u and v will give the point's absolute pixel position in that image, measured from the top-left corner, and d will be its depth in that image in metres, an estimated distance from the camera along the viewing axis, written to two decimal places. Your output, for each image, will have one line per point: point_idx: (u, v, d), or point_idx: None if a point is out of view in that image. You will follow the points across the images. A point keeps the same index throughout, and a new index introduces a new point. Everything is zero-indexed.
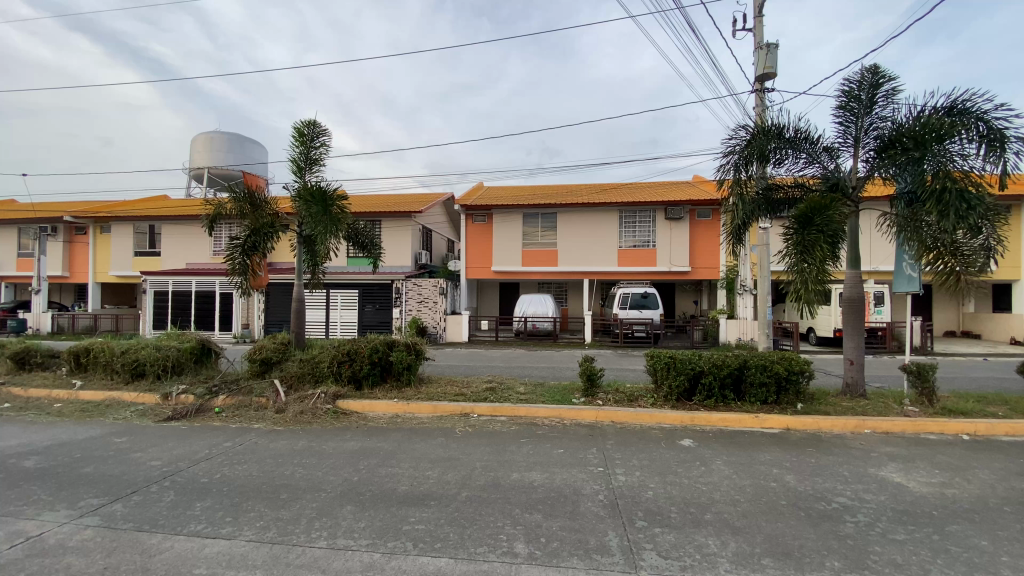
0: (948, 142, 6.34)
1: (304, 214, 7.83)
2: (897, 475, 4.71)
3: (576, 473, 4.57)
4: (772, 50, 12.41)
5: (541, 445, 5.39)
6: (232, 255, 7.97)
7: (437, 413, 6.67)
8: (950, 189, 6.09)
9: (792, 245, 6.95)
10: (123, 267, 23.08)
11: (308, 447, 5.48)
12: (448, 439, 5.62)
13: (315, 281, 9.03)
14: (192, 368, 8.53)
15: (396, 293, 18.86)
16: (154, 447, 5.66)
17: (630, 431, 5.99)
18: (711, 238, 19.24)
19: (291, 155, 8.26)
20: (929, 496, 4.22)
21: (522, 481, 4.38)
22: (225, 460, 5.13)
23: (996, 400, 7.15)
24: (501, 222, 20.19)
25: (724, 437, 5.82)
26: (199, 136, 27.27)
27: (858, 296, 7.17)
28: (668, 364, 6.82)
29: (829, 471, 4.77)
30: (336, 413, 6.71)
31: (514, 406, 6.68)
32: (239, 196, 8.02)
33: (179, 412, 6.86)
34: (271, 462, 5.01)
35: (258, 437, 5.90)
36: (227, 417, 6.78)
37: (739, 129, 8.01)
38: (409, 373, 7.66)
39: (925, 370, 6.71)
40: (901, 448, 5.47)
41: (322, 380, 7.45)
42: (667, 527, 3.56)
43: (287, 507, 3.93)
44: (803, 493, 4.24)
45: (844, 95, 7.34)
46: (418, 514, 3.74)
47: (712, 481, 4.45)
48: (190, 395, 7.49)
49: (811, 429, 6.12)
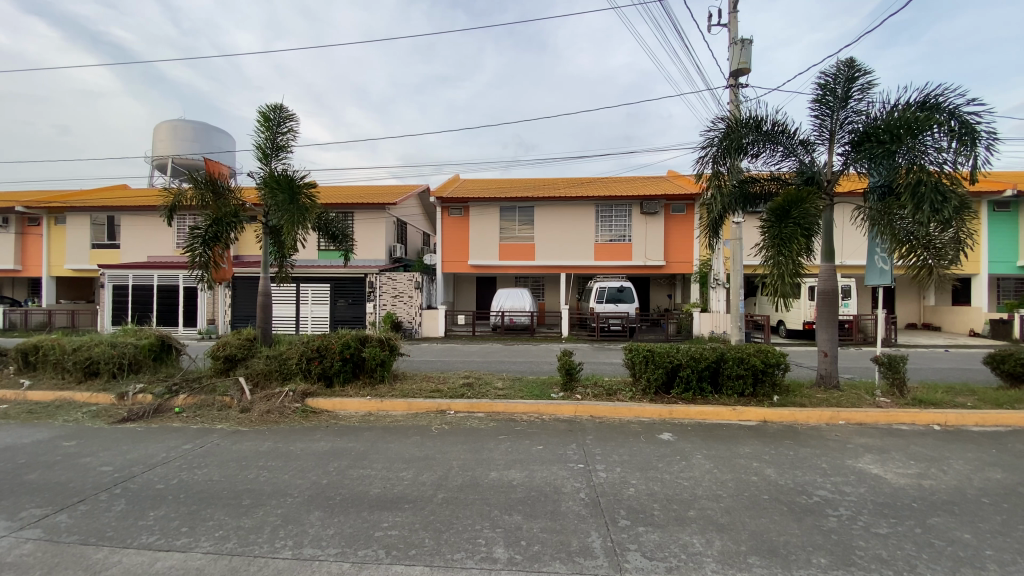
0: (922, 135, 6.38)
1: (270, 203, 7.44)
2: (874, 467, 4.73)
3: (557, 470, 4.43)
4: (746, 46, 12.50)
5: (520, 442, 5.24)
6: (192, 245, 7.48)
7: (412, 411, 6.46)
8: (925, 182, 6.18)
9: (768, 238, 6.93)
10: (79, 260, 21.93)
11: (274, 448, 5.19)
12: (424, 437, 5.42)
13: (283, 274, 8.66)
14: (150, 366, 8.06)
15: (370, 287, 18.44)
16: (106, 451, 5.28)
17: (610, 425, 5.90)
18: (685, 232, 19.45)
19: (256, 142, 7.87)
20: (908, 488, 4.25)
21: (501, 481, 4.21)
22: (183, 464, 4.81)
23: (964, 391, 7.34)
24: (477, 215, 19.92)
25: (703, 431, 5.76)
26: (162, 123, 26.12)
27: (831, 288, 7.20)
28: (647, 357, 6.78)
29: (809, 464, 4.76)
30: (305, 411, 6.42)
31: (491, 402, 6.50)
32: (200, 183, 7.60)
33: (135, 413, 6.45)
34: (234, 466, 4.72)
35: (221, 439, 5.57)
36: (188, 417, 6.40)
37: (717, 122, 7.97)
38: (383, 370, 7.38)
39: (895, 361, 6.84)
40: (875, 439, 5.53)
41: (290, 377, 7.15)
42: (651, 526, 3.45)
43: (249, 515, 3.67)
44: (784, 486, 4.20)
45: (821, 89, 7.33)
46: (392, 518, 3.54)
47: (694, 476, 4.37)
48: (149, 395, 7.08)
49: (787, 421, 6.14)
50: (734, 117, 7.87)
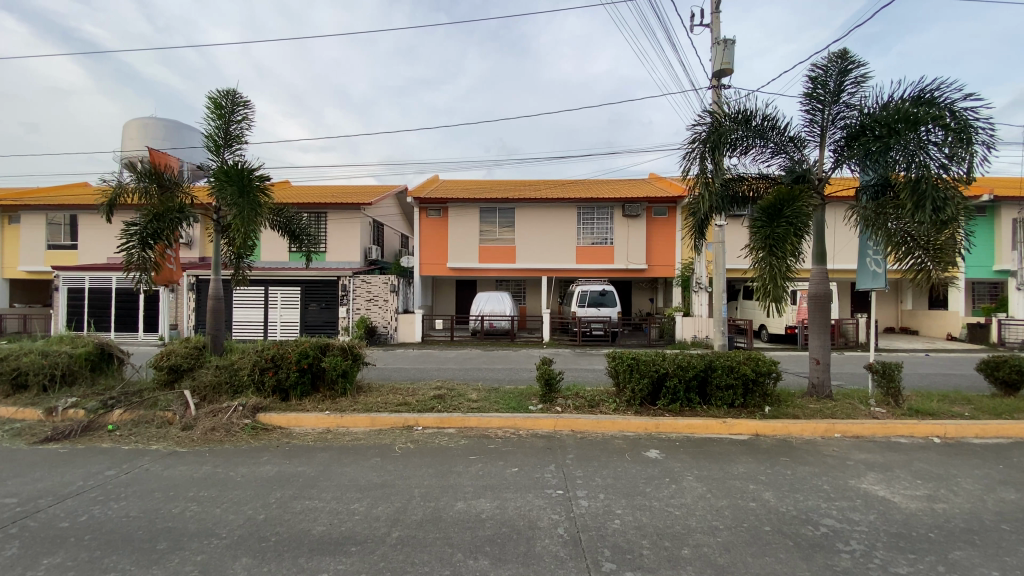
0: (922, 130, 6.03)
1: (220, 196, 6.76)
2: (880, 488, 4.35)
3: (532, 499, 3.90)
4: (730, 46, 12.21)
5: (492, 463, 4.70)
6: (128, 244, 6.72)
7: (375, 427, 5.87)
8: (925, 180, 5.83)
9: (759, 238, 6.49)
10: (33, 262, 20.65)
11: (211, 474, 4.55)
12: (385, 459, 4.83)
13: (239, 277, 8.00)
14: (88, 378, 7.26)
15: (343, 290, 17.66)
16: (12, 480, 4.55)
17: (592, 442, 5.39)
18: (667, 235, 19.19)
19: (207, 130, 7.26)
20: (921, 515, 3.86)
21: (468, 513, 3.67)
22: (100, 496, 4.14)
23: (959, 400, 7.04)
24: (456, 216, 19.34)
25: (693, 447, 5.30)
26: (131, 120, 25.12)
27: (824, 293, 6.80)
28: (631, 366, 6.30)
29: (810, 485, 4.32)
30: (255, 428, 5.77)
31: (463, 416, 5.94)
32: (143, 175, 6.96)
33: (60, 432, 5.70)
34: (158, 497, 4.06)
35: (151, 463, 4.89)
36: (120, 436, 5.68)
37: (703, 116, 7.53)
38: (344, 381, 6.75)
39: (890, 369, 6.49)
40: (877, 455, 5.14)
41: (242, 391, 6.50)
42: (641, 571, 2.94)
43: (161, 564, 3.06)
44: (786, 514, 3.74)
45: (812, 82, 6.98)
46: (334, 566, 2.98)
47: (685, 503, 3.89)
48: (80, 410, 6.31)
49: (780, 434, 5.72)
50: (722, 111, 7.46)
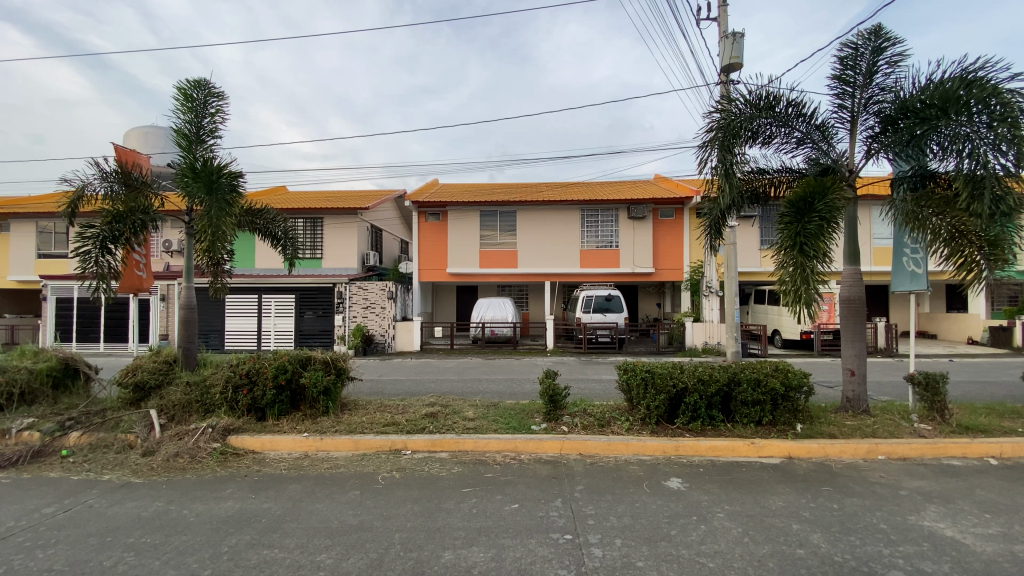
0: (973, 115, 5.36)
1: (189, 194, 6.18)
2: (946, 527, 3.67)
3: (536, 547, 3.24)
4: (738, 39, 11.62)
5: (488, 498, 4.03)
6: (85, 248, 6.13)
7: (359, 451, 5.24)
8: (984, 175, 5.19)
9: (786, 235, 5.83)
10: (22, 271, 20.14)
11: (162, 513, 3.91)
12: (365, 493, 4.18)
13: (218, 286, 7.50)
14: (49, 397, 6.62)
15: (339, 297, 17.07)
16: None
17: (602, 468, 4.72)
18: (675, 238, 18.52)
19: (178, 124, 6.74)
20: (1004, 561, 3.19)
21: (457, 566, 3.02)
22: (27, 542, 3.50)
23: (1008, 413, 6.31)
24: (456, 220, 18.74)
25: (719, 474, 4.63)
26: (131, 131, 24.81)
27: (857, 296, 6.14)
28: (645, 380, 5.63)
29: (863, 524, 3.66)
30: (223, 453, 5.15)
31: (458, 439, 5.30)
32: (106, 174, 6.40)
33: (5, 458, 5.07)
34: (93, 544, 3.44)
35: (98, 498, 4.25)
36: (72, 464, 5.05)
37: (720, 102, 6.89)
38: (327, 399, 6.12)
39: (934, 381, 5.80)
40: (932, 483, 4.46)
41: (213, 410, 5.90)
42: None
43: None
44: (843, 566, 3.07)
45: (843, 63, 6.38)
46: None
47: (720, 550, 3.24)
48: (32, 433, 5.66)
49: (817, 457, 5.04)
50: (740, 98, 6.82)
